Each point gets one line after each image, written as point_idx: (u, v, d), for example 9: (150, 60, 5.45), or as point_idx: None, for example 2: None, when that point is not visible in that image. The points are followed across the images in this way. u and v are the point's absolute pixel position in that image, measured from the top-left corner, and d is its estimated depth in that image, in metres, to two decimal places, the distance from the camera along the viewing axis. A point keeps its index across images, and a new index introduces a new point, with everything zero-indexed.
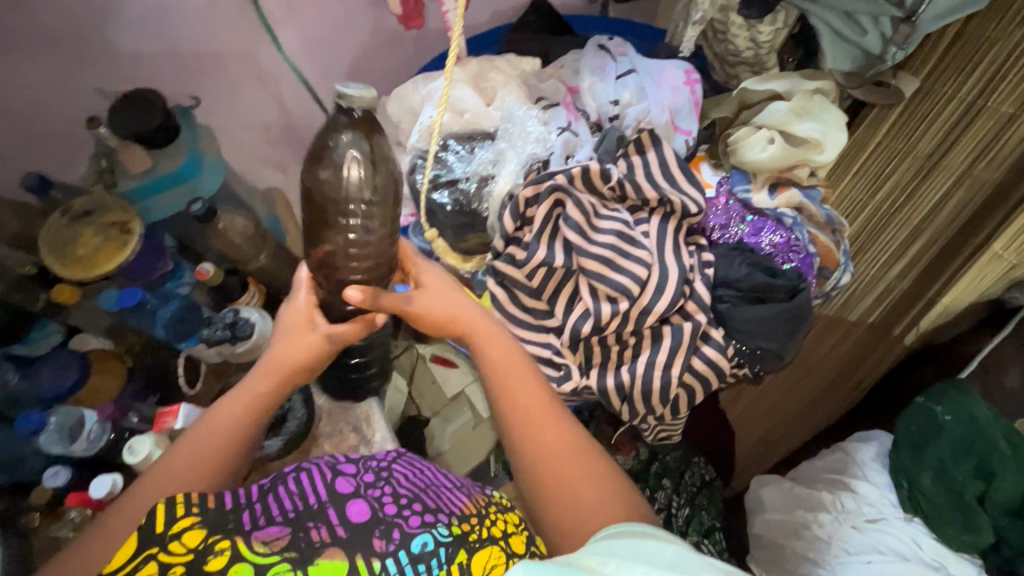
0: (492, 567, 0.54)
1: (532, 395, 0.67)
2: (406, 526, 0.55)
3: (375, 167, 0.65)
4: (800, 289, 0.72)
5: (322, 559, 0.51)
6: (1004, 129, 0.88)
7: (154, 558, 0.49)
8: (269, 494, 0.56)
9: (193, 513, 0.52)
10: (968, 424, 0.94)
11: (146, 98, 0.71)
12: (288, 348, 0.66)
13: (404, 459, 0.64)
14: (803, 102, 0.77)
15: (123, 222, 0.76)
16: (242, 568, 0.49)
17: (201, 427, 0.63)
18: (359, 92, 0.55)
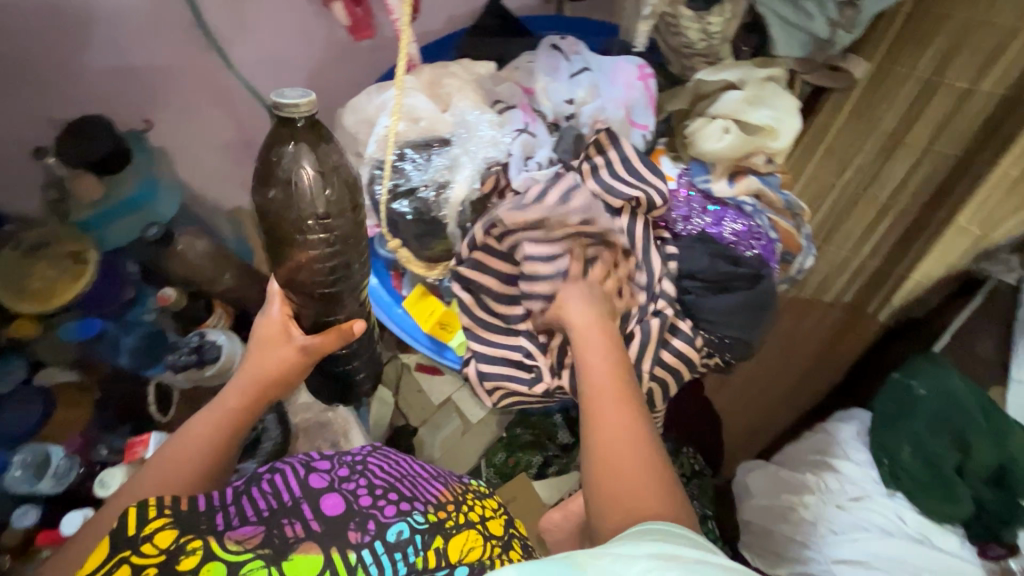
0: (470, 549, 0.52)
1: (614, 385, 0.55)
2: (382, 516, 0.51)
3: (328, 179, 0.60)
4: (763, 275, 0.74)
5: (296, 554, 0.48)
6: (960, 103, 0.89)
7: (127, 561, 0.45)
8: (244, 495, 0.52)
9: (165, 514, 0.47)
10: (943, 397, 0.97)
11: (94, 124, 0.70)
12: (262, 358, 0.63)
13: (378, 452, 0.61)
14: (756, 90, 0.78)
15: (77, 252, 0.76)
16: (215, 567, 0.46)
17: (172, 439, 0.57)
18: (296, 100, 0.51)
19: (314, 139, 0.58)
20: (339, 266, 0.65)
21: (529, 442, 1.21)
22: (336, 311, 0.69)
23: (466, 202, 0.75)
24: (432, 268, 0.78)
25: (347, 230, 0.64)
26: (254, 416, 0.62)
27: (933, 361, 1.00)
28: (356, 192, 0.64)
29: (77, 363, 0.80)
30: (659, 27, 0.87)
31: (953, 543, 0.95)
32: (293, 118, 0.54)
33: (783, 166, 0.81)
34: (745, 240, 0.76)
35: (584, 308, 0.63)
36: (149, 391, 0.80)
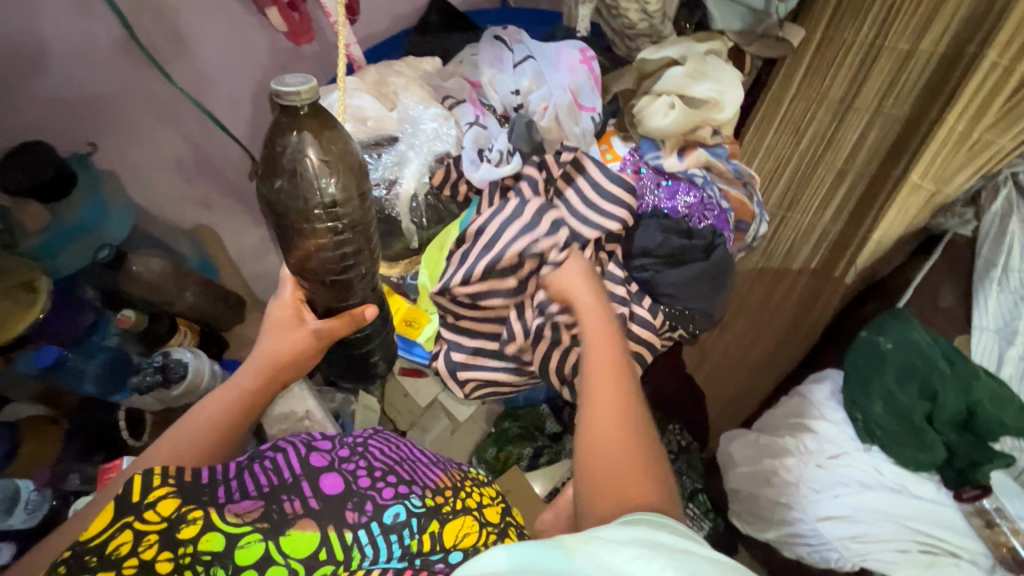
0: (466, 536, 0.52)
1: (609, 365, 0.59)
2: (380, 498, 0.50)
3: (333, 168, 0.57)
4: (716, 245, 0.77)
5: (294, 530, 0.47)
6: (902, 64, 0.92)
7: (130, 526, 0.45)
8: (246, 469, 0.50)
9: (168, 483, 0.47)
10: (909, 349, 0.99)
11: (33, 151, 0.69)
12: (275, 341, 0.62)
13: (380, 435, 0.58)
14: (697, 64, 0.80)
15: (27, 281, 0.74)
16: (214, 538, 0.45)
17: (188, 416, 0.57)
18: (299, 87, 0.49)
19: (319, 126, 0.55)
20: (350, 252, 0.64)
21: (518, 435, 1.22)
22: (348, 296, 0.68)
23: (417, 197, 0.76)
24: (393, 266, 0.81)
25: (355, 217, 0.62)
26: (264, 399, 0.62)
27: (898, 317, 1.02)
28: (363, 176, 0.61)
29: (43, 395, 0.80)
30: (600, 11, 0.88)
31: (930, 490, 0.98)
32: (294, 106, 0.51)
33: (731, 137, 0.83)
34: (698, 211, 0.78)
35: (589, 291, 0.67)
36: (120, 416, 0.81)
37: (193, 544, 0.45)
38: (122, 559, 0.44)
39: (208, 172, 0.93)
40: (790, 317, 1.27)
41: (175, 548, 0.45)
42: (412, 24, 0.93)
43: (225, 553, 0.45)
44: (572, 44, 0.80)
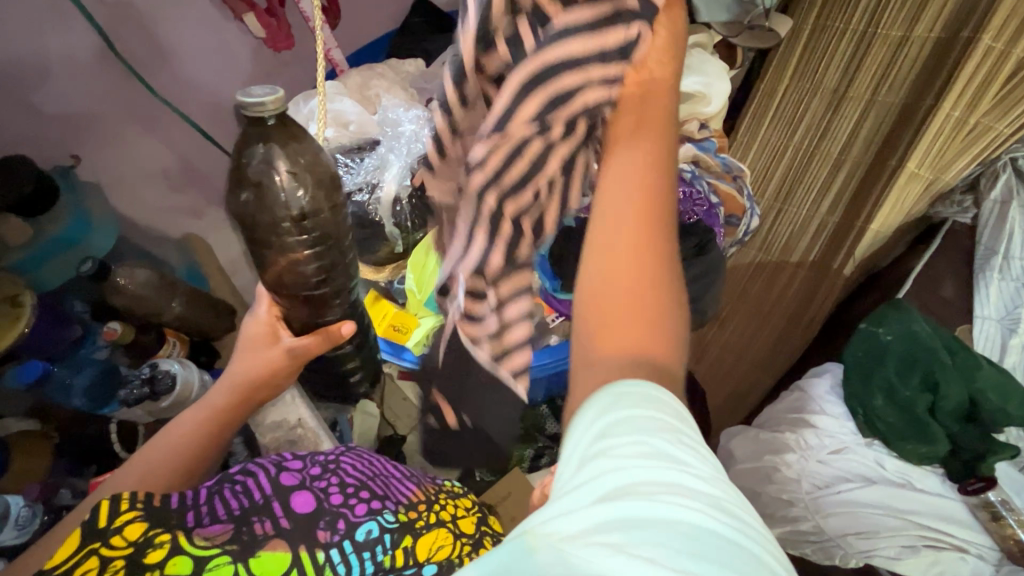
0: (439, 548, 0.53)
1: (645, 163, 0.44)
2: (352, 515, 0.51)
3: (302, 181, 0.56)
4: (707, 241, 0.75)
5: (264, 551, 0.48)
6: (895, 52, 0.91)
7: (96, 552, 0.44)
8: (217, 494, 0.51)
9: (136, 506, 0.47)
10: (909, 340, 0.97)
11: (13, 165, 0.69)
12: (246, 361, 0.62)
13: (353, 451, 0.59)
14: (682, 58, 0.78)
15: (12, 296, 0.74)
16: (182, 562, 0.45)
17: (162, 437, 0.59)
18: (261, 99, 0.48)
19: (285, 138, 0.54)
20: (326, 271, 0.63)
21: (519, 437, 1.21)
22: (327, 312, 0.67)
23: (400, 200, 0.73)
24: (379, 270, 0.80)
25: (329, 230, 0.61)
26: (240, 416, 0.62)
27: (898, 308, 1.01)
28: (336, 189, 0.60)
29: (35, 409, 0.79)
30: None
31: (934, 483, 0.97)
32: (263, 117, 0.50)
33: (720, 130, 0.83)
34: (687, 205, 0.77)
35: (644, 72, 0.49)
36: (112, 429, 0.81)
37: (160, 569, 0.45)
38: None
39: (195, 181, 0.93)
40: (788, 311, 1.25)
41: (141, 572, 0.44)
42: (394, 27, 0.92)
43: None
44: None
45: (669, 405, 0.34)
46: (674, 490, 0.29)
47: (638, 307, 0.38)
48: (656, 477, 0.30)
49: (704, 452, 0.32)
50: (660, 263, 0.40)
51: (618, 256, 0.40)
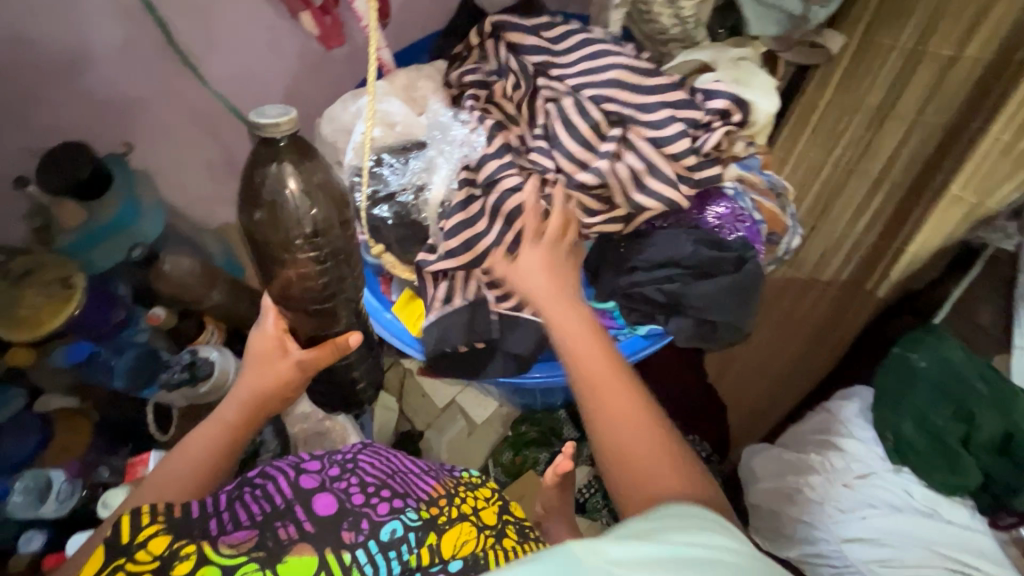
0: (464, 543, 0.52)
1: (594, 346, 0.58)
2: (375, 514, 0.52)
3: (313, 199, 0.59)
4: (747, 258, 0.75)
5: (290, 557, 0.48)
6: (944, 72, 0.87)
7: (122, 568, 0.46)
8: (238, 501, 0.53)
9: (157, 521, 0.49)
10: (944, 366, 0.95)
11: (68, 152, 0.71)
12: (257, 376, 0.63)
13: (368, 449, 0.61)
14: (733, 71, 0.79)
15: (65, 277, 0.77)
16: (209, 571, 0.47)
17: (174, 457, 0.59)
18: (275, 119, 0.51)
19: (298, 157, 0.57)
20: (331, 284, 0.66)
21: (534, 439, 1.22)
22: (333, 324, 0.69)
23: (447, 202, 0.75)
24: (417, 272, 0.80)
25: (337, 246, 0.64)
26: (251, 430, 0.63)
27: (931, 334, 0.98)
28: (346, 206, 0.64)
29: (77, 387, 0.82)
30: (633, 14, 0.85)
31: (964, 515, 0.94)
32: (276, 138, 0.53)
33: (764, 147, 0.82)
34: (728, 222, 0.77)
35: (543, 281, 0.65)
36: (148, 407, 0.82)
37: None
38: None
39: (236, 172, 0.94)
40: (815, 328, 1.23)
41: None
42: (440, 28, 0.92)
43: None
44: (606, 49, 0.76)
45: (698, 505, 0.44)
46: (711, 550, 0.39)
47: (651, 456, 0.51)
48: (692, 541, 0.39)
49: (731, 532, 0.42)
50: (644, 409, 0.54)
51: (624, 445, 0.51)
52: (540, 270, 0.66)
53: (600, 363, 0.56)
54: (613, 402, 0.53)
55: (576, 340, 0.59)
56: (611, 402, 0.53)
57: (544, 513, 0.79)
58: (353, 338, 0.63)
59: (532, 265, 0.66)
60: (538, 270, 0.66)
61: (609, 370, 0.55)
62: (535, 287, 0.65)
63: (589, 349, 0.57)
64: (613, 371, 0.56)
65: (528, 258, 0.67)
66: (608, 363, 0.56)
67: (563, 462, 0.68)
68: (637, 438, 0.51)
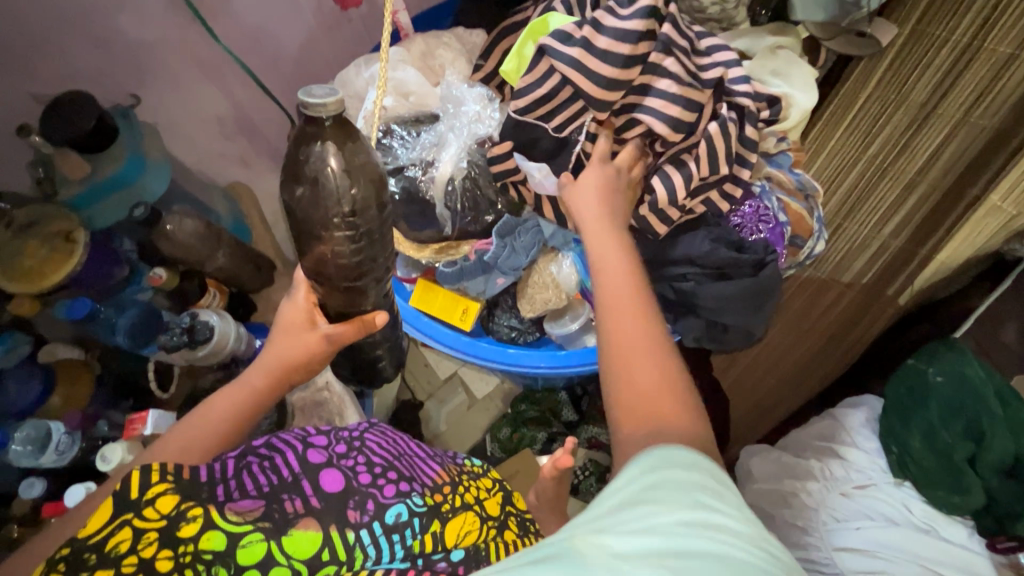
0: (467, 532, 0.54)
1: (624, 271, 0.56)
2: (381, 496, 0.52)
3: (354, 177, 0.54)
4: (767, 262, 0.71)
5: (296, 530, 0.48)
6: (999, 72, 0.78)
7: (128, 523, 0.44)
8: (245, 469, 0.51)
9: (168, 479, 0.46)
10: (960, 383, 0.91)
11: (75, 102, 0.69)
12: (284, 346, 0.62)
13: (375, 428, 0.61)
14: (767, 60, 0.74)
15: (67, 231, 0.75)
16: (214, 537, 0.45)
17: (194, 416, 0.59)
18: (323, 99, 0.46)
19: (342, 137, 0.53)
20: (363, 262, 0.60)
21: (534, 418, 1.21)
22: (361, 301, 0.66)
23: (454, 180, 0.74)
24: (422, 249, 0.78)
25: (371, 227, 0.58)
26: (275, 397, 0.64)
27: (951, 347, 0.94)
28: (383, 188, 0.58)
29: (76, 340, 0.83)
30: None
31: (960, 533, 0.93)
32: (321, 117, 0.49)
33: (796, 142, 0.77)
34: (751, 220, 0.73)
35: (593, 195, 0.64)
36: (149, 365, 0.83)
37: (193, 542, 0.45)
38: (121, 556, 0.43)
39: (247, 131, 0.93)
40: (827, 332, 1.20)
41: (175, 546, 0.44)
42: None
43: (226, 552, 0.45)
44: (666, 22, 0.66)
45: (704, 467, 0.39)
46: (718, 525, 0.34)
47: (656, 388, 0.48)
48: (696, 517, 0.34)
49: (736, 502, 0.37)
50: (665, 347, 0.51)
51: (634, 358, 0.50)
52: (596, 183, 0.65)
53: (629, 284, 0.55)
54: (633, 325, 0.52)
55: (606, 262, 0.57)
56: (628, 326, 0.51)
57: (535, 499, 0.79)
58: (376, 317, 0.62)
59: (586, 184, 0.65)
60: (593, 194, 0.64)
61: (637, 302, 0.53)
62: (583, 214, 0.63)
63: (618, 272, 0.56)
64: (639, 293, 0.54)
65: (588, 178, 0.65)
66: (635, 295, 0.54)
67: (562, 456, 0.68)
68: (646, 354, 0.50)
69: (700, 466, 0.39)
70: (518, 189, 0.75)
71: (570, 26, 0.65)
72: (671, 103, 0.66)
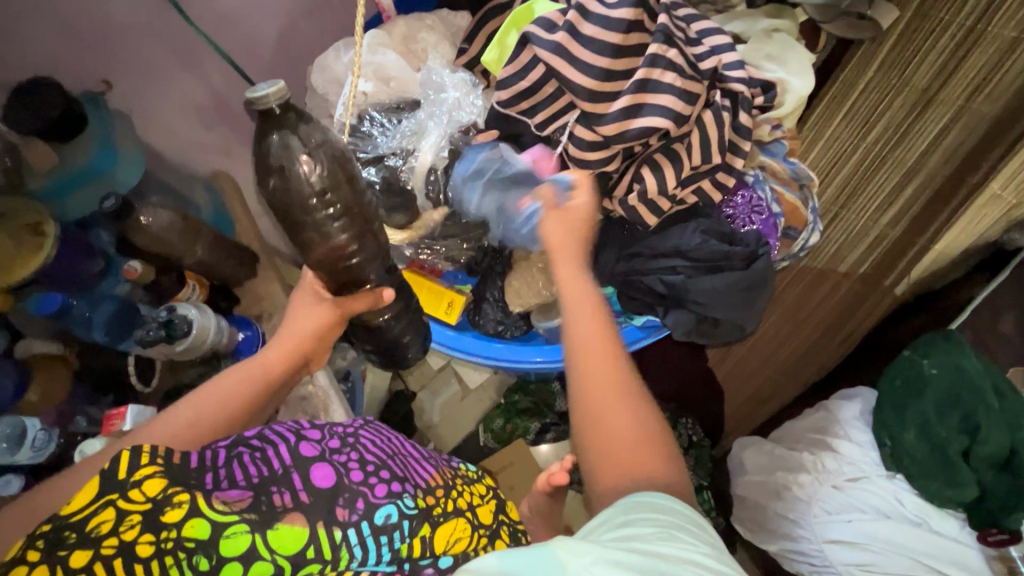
0: (457, 539, 0.51)
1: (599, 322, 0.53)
2: (372, 495, 0.49)
3: (315, 157, 0.58)
4: (759, 254, 0.70)
5: (281, 524, 0.44)
6: (1007, 54, 0.76)
7: (112, 504, 0.42)
8: (235, 459, 0.48)
9: (157, 462, 0.44)
10: (956, 375, 0.89)
11: (41, 89, 0.67)
12: (294, 323, 0.61)
13: (370, 426, 0.57)
14: (761, 44, 0.71)
15: (35, 224, 0.73)
16: (198, 524, 0.42)
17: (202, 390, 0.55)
18: (268, 89, 0.50)
19: (293, 121, 0.56)
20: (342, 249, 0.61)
21: (527, 409, 1.20)
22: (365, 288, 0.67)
23: (434, 170, 0.72)
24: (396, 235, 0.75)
25: (351, 203, 0.61)
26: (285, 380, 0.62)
27: (949, 340, 0.92)
28: (348, 162, 0.61)
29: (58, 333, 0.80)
30: None
31: (953, 527, 0.93)
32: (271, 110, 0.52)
33: (792, 131, 0.74)
34: (742, 212, 0.72)
35: (559, 236, 0.60)
36: (130, 361, 0.81)
37: (176, 529, 0.42)
38: (102, 537, 0.41)
39: (226, 117, 0.92)
40: (822, 324, 1.18)
41: (157, 531, 0.41)
42: None
43: (209, 542, 0.42)
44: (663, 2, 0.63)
45: (680, 513, 0.40)
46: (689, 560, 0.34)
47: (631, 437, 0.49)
48: (672, 549, 0.35)
49: (710, 540, 0.38)
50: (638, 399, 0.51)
51: (606, 416, 0.50)
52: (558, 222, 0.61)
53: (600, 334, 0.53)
54: (595, 396, 0.50)
55: (578, 314, 0.54)
56: (591, 395, 0.50)
57: (527, 508, 0.76)
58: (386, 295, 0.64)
59: (550, 229, 0.60)
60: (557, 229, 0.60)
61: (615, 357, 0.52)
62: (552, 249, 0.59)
63: (588, 326, 0.53)
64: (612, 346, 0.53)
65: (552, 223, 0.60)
66: (610, 349, 0.53)
67: (560, 473, 0.66)
68: (620, 406, 0.50)
69: (674, 510, 0.40)
70: None
71: (554, 13, 0.63)
72: (674, 96, 0.61)
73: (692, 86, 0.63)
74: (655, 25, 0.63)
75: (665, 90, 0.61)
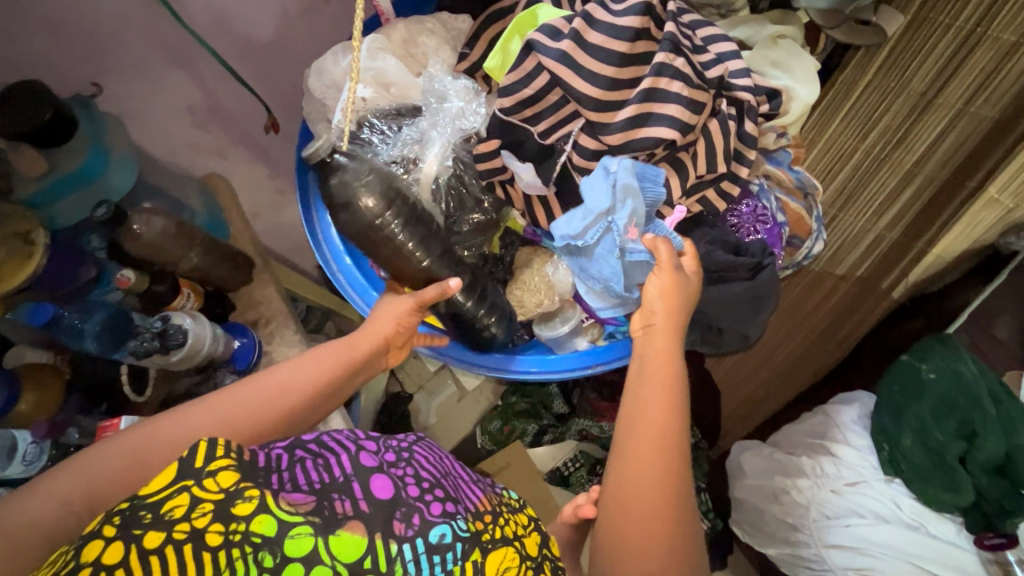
0: (506, 569, 0.49)
1: (661, 399, 0.53)
2: (428, 512, 0.47)
3: (366, 181, 0.67)
4: (764, 265, 0.69)
5: (343, 532, 0.43)
6: (1001, 61, 0.74)
7: (187, 491, 0.41)
8: (298, 463, 0.47)
9: (230, 455, 0.43)
10: (953, 381, 0.90)
11: (26, 90, 0.65)
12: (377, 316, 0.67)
13: (424, 443, 0.56)
14: (767, 50, 0.70)
15: (25, 232, 0.71)
16: (266, 522, 0.42)
17: (299, 358, 0.60)
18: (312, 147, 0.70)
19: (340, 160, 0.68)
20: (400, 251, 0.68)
21: (524, 410, 1.18)
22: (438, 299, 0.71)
23: (438, 179, 0.72)
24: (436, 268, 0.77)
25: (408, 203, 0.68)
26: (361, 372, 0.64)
27: (946, 344, 0.92)
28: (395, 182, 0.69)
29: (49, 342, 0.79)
30: None
31: (949, 530, 0.93)
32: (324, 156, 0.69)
33: (797, 138, 0.73)
34: (747, 222, 0.71)
35: (658, 295, 0.60)
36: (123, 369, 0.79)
37: (245, 523, 0.41)
38: (174, 522, 0.40)
39: (221, 119, 0.90)
40: (822, 324, 1.15)
41: (227, 522, 0.41)
42: None
43: (275, 540, 0.41)
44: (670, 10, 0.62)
45: None
46: None
47: (646, 527, 0.49)
48: None
49: None
50: (673, 491, 0.50)
51: (636, 496, 0.50)
52: (661, 282, 0.60)
53: (659, 412, 0.52)
54: (636, 462, 0.51)
55: (645, 379, 0.55)
56: (639, 439, 0.52)
57: None
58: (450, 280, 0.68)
59: (650, 291, 0.60)
60: (660, 285, 0.60)
61: (664, 442, 0.51)
62: (649, 306, 0.60)
63: (652, 401, 0.53)
64: (669, 429, 0.52)
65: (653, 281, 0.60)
66: (666, 434, 0.52)
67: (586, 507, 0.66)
68: (646, 492, 0.50)
69: None
70: (505, 188, 0.72)
71: (559, 20, 0.62)
72: (682, 106, 0.61)
73: (699, 95, 0.62)
74: (662, 33, 0.62)
75: (673, 99, 0.61)
